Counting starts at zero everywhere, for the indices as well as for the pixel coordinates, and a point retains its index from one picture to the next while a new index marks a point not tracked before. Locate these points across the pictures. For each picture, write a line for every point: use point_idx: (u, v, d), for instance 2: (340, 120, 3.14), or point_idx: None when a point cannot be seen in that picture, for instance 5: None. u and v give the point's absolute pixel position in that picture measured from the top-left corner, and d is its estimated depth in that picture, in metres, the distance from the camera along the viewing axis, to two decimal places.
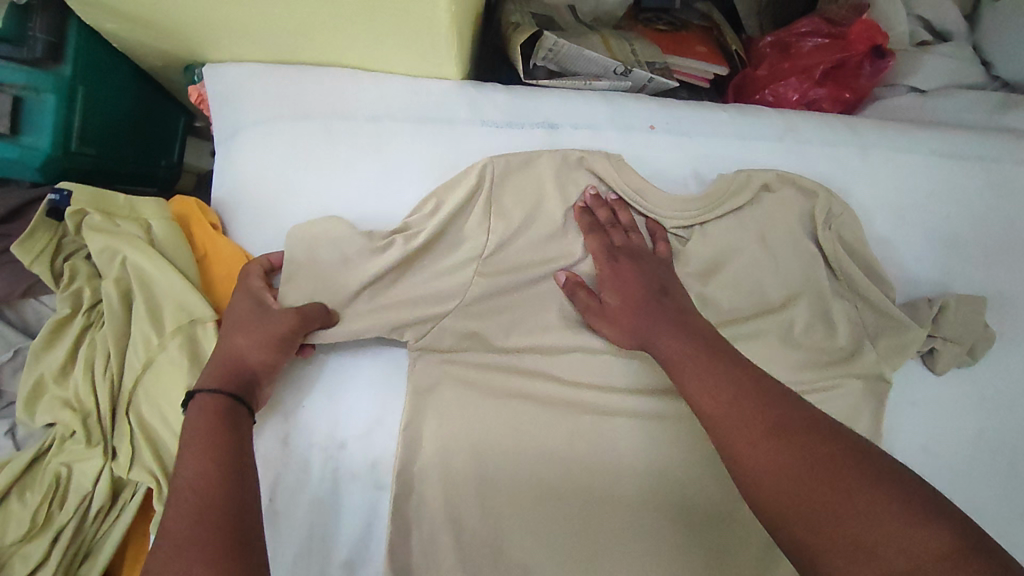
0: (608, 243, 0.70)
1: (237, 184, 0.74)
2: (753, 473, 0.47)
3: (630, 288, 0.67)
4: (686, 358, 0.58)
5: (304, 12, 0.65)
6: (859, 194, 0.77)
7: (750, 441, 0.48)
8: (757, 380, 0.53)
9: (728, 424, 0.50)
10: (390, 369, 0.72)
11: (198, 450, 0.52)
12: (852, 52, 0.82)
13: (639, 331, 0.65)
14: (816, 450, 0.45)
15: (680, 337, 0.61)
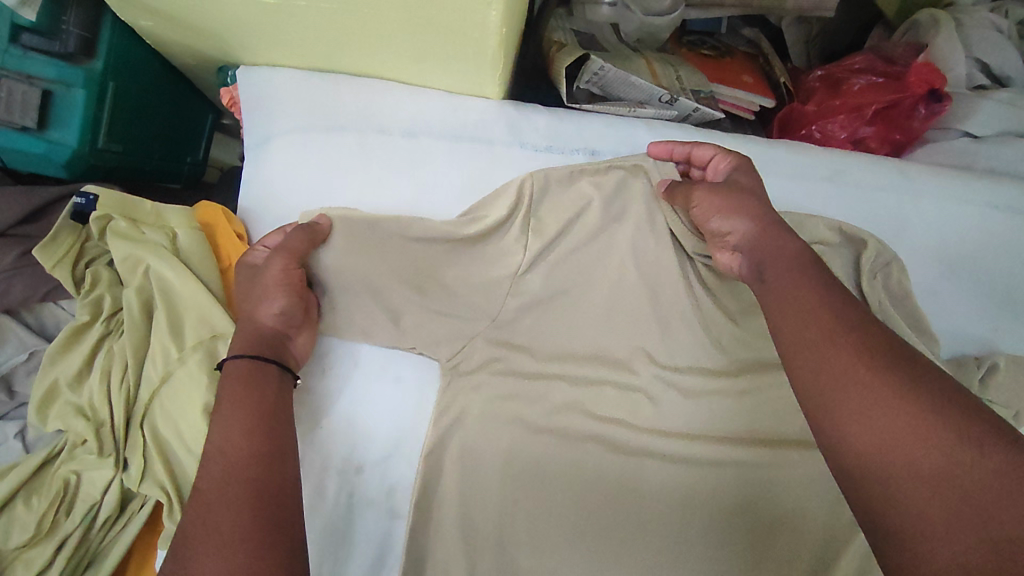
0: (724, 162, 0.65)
1: (264, 195, 0.72)
2: (859, 424, 0.40)
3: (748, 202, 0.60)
4: (781, 287, 0.50)
5: (347, 23, 0.63)
6: (908, 242, 0.74)
7: (861, 383, 0.41)
8: (869, 320, 0.45)
9: (833, 362, 0.43)
10: (414, 395, 0.70)
11: (235, 410, 0.53)
12: (910, 94, 0.80)
13: (757, 249, 0.55)
14: (928, 388, 0.39)
15: (774, 247, 0.54)
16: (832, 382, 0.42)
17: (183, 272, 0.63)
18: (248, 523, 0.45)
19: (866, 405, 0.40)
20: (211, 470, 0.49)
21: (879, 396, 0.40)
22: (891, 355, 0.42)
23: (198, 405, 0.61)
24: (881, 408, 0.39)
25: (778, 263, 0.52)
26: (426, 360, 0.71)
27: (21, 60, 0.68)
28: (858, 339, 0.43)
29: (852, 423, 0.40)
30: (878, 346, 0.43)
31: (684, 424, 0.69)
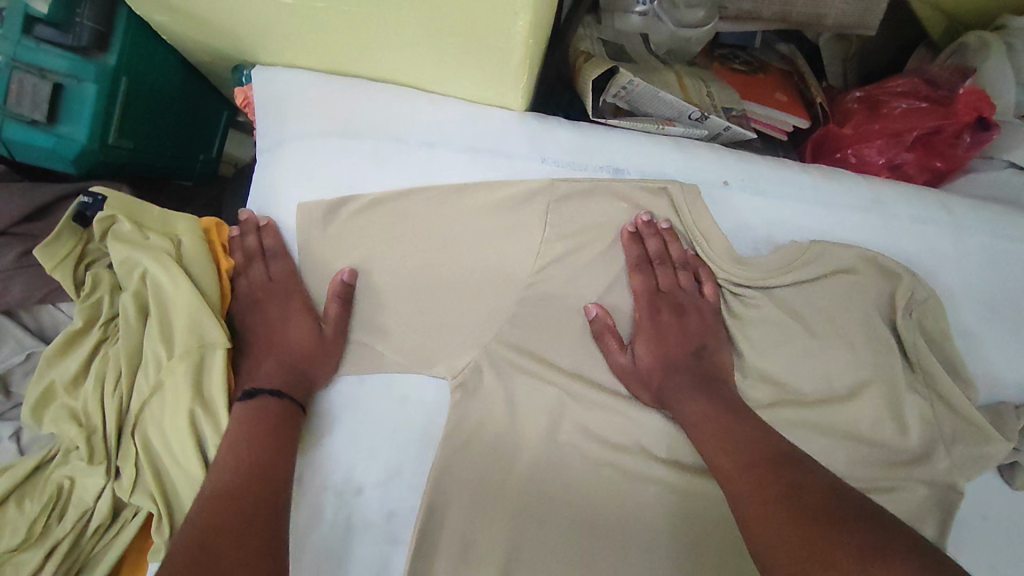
0: (654, 286, 0.69)
1: (275, 200, 0.70)
2: (760, 526, 0.50)
3: (660, 343, 0.67)
4: (719, 445, 0.59)
5: (367, 26, 0.60)
6: (948, 279, 0.70)
7: (757, 493, 0.52)
8: (782, 456, 0.55)
9: (740, 483, 0.54)
10: (424, 417, 0.68)
11: (252, 442, 0.58)
12: (955, 121, 0.76)
13: (682, 391, 0.65)
14: (816, 507, 0.48)
15: (705, 402, 0.63)
16: (748, 501, 0.52)
17: (177, 278, 0.60)
18: (220, 534, 0.50)
19: (764, 510, 0.50)
20: (214, 486, 0.55)
21: (772, 500, 0.50)
22: (798, 487, 0.50)
23: (185, 415, 0.59)
24: (771, 505, 0.50)
25: (712, 424, 0.61)
26: (438, 377, 0.68)
27: (33, 52, 0.66)
28: (757, 460, 0.55)
29: (758, 524, 0.50)
30: (771, 462, 0.54)
31: (698, 460, 0.67)
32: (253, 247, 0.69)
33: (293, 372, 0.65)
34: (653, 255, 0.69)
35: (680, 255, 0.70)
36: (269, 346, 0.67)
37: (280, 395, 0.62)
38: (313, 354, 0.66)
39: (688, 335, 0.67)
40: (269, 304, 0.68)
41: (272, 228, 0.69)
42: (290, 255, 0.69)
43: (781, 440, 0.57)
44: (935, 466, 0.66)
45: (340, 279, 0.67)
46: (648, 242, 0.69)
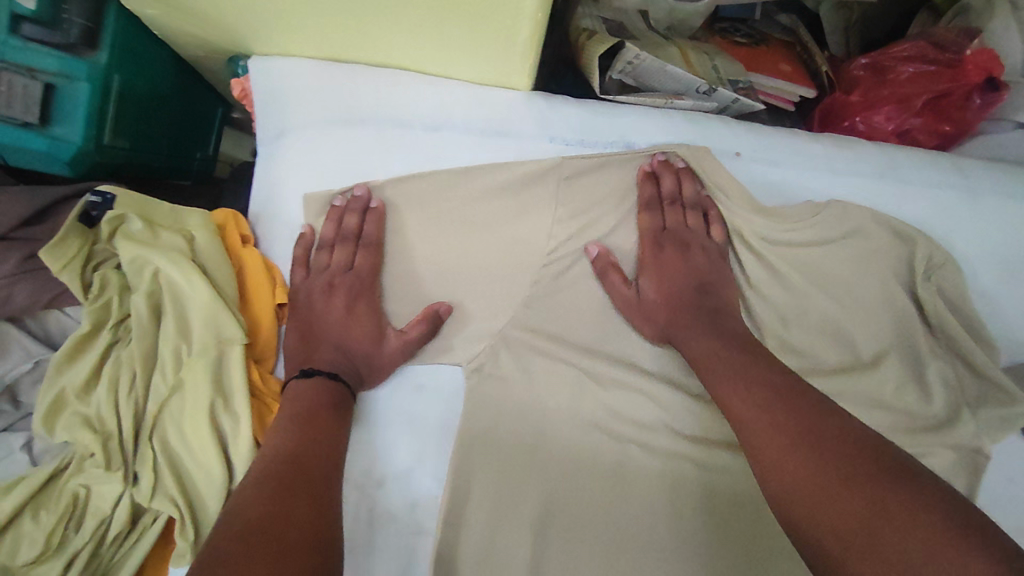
0: (660, 224, 0.67)
1: (278, 193, 0.68)
2: (792, 494, 0.47)
3: (666, 283, 0.66)
4: (725, 386, 0.57)
5: (371, 9, 0.58)
6: (965, 241, 0.69)
7: (787, 456, 0.49)
8: (798, 395, 0.53)
9: (766, 441, 0.51)
10: (442, 405, 0.67)
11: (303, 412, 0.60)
12: (966, 83, 0.75)
13: (686, 335, 0.63)
14: (834, 452, 0.47)
15: (713, 339, 0.61)
16: (760, 443, 0.51)
17: (194, 277, 0.58)
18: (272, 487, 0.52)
19: (799, 476, 0.47)
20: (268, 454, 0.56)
21: (809, 468, 0.47)
22: (814, 429, 0.49)
23: (204, 411, 0.57)
24: (809, 474, 0.47)
25: (722, 361, 0.59)
26: (453, 364, 0.67)
27: (21, 52, 0.64)
28: (786, 418, 0.51)
29: (808, 501, 0.46)
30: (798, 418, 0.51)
31: (722, 435, 0.66)
32: (350, 231, 0.67)
33: (347, 357, 0.65)
34: (665, 194, 0.67)
35: (692, 194, 0.68)
36: (333, 317, 0.66)
37: (337, 378, 0.63)
38: (369, 357, 0.65)
39: (693, 270, 0.66)
40: (341, 291, 0.66)
41: (341, 215, 0.67)
42: (354, 246, 0.67)
43: (798, 384, 0.54)
44: (959, 430, 0.65)
45: (434, 308, 0.66)
46: (654, 190, 0.68)
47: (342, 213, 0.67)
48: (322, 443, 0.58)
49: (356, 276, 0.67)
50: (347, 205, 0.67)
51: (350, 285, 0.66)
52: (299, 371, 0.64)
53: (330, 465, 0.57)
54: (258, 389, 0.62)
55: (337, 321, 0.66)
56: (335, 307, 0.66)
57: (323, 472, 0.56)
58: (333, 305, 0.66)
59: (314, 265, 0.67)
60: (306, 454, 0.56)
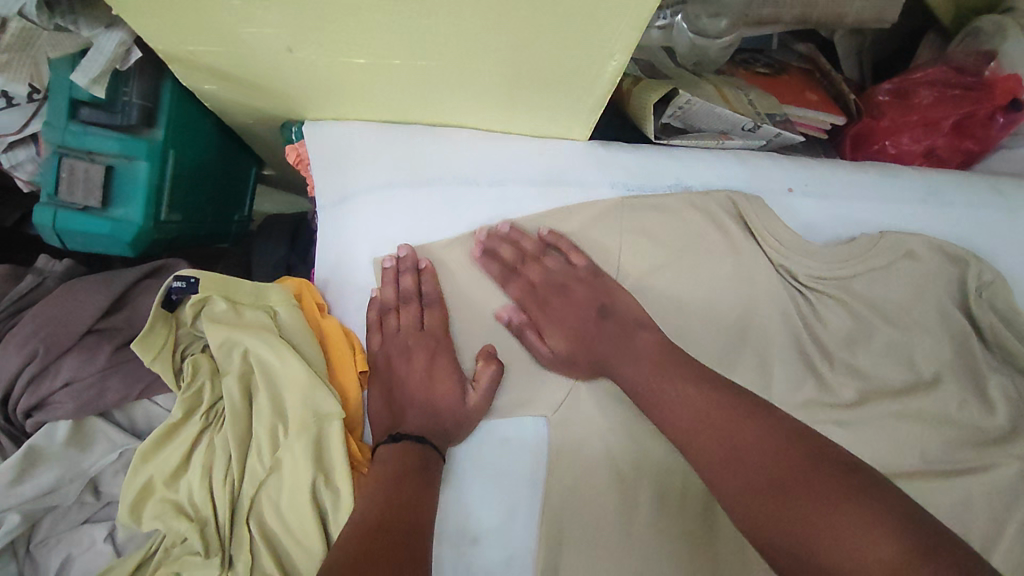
0: (529, 286, 0.66)
1: (345, 258, 0.68)
2: (733, 500, 0.51)
3: (567, 328, 0.65)
4: (643, 382, 0.60)
5: (444, 78, 0.60)
6: (1010, 259, 0.71)
7: (719, 472, 0.52)
8: (707, 377, 0.58)
9: (717, 461, 0.52)
10: (531, 456, 0.65)
11: (384, 474, 0.58)
12: (989, 104, 0.79)
13: (580, 351, 0.64)
14: (758, 440, 0.52)
15: (631, 361, 0.61)
16: (699, 455, 0.54)
17: (284, 353, 0.57)
18: (363, 552, 0.50)
19: (733, 485, 0.51)
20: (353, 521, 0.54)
21: (739, 449, 0.52)
22: (729, 416, 0.54)
23: (306, 488, 0.56)
24: (726, 457, 0.52)
25: (641, 361, 0.60)
26: (538, 417, 0.66)
27: (83, 136, 0.65)
28: (722, 425, 0.53)
29: (722, 483, 0.52)
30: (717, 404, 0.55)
31: None
32: (409, 292, 0.65)
33: (432, 419, 0.62)
34: (528, 253, 0.66)
35: (534, 245, 0.67)
36: (408, 381, 0.64)
37: (422, 442, 0.61)
38: (455, 413, 0.63)
39: (580, 307, 0.65)
40: (415, 350, 0.64)
41: (396, 276, 0.66)
42: (417, 306, 0.65)
43: (703, 371, 0.59)
44: None
45: (488, 347, 0.65)
46: (525, 332, 0.65)
47: (396, 274, 0.66)
48: (408, 505, 0.56)
49: (419, 333, 0.65)
50: (399, 265, 0.66)
51: (420, 346, 0.65)
52: (387, 438, 0.61)
53: (418, 527, 0.55)
54: (354, 459, 0.61)
55: (413, 384, 0.64)
56: (411, 369, 0.64)
57: (411, 535, 0.54)
58: (409, 364, 0.64)
59: (387, 328, 0.66)
60: (391, 517, 0.54)
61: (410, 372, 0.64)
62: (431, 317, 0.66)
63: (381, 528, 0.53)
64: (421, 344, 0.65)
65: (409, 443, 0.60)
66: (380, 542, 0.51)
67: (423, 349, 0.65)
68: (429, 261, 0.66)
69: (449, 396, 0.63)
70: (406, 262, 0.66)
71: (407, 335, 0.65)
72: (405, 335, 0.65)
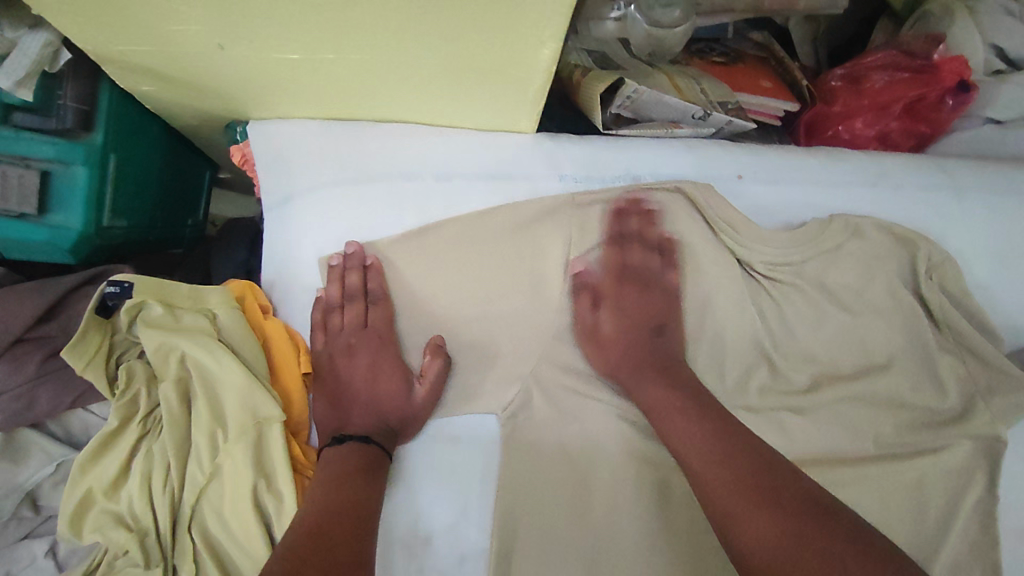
0: (363, 320, 0.64)
1: (291, 258, 0.67)
2: (760, 540, 0.49)
3: (631, 321, 0.66)
4: (658, 399, 0.62)
5: (382, 71, 0.59)
6: (959, 240, 0.72)
7: (752, 512, 0.50)
8: (723, 420, 0.58)
9: (729, 494, 0.52)
10: (479, 455, 0.65)
11: (329, 476, 0.57)
12: (939, 87, 0.79)
13: (624, 354, 0.65)
14: (786, 495, 0.51)
15: (670, 387, 0.62)
16: (714, 484, 0.54)
17: (224, 356, 0.56)
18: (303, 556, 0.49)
19: (764, 530, 0.49)
20: (297, 525, 0.53)
21: (771, 496, 0.51)
22: (745, 465, 0.54)
23: (247, 494, 0.55)
24: (752, 497, 0.51)
25: (672, 406, 0.60)
26: (485, 415, 0.66)
27: (14, 141, 0.62)
28: (742, 474, 0.53)
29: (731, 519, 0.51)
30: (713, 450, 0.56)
31: None
32: (354, 290, 0.65)
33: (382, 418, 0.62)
34: (629, 232, 0.68)
35: (658, 237, 0.68)
36: (352, 382, 0.63)
37: (368, 441, 0.60)
38: (401, 412, 0.63)
39: (649, 311, 0.67)
40: (359, 350, 0.64)
41: (341, 274, 0.65)
42: (363, 304, 0.65)
43: (740, 428, 0.58)
44: (977, 420, 0.66)
45: (434, 341, 0.65)
46: (581, 295, 0.67)
47: (341, 272, 0.65)
48: (353, 506, 0.55)
49: (363, 331, 0.64)
50: (345, 263, 0.65)
51: (365, 345, 0.64)
52: (331, 439, 0.60)
53: (364, 527, 0.54)
54: (297, 463, 0.60)
55: (357, 385, 0.63)
56: (354, 370, 0.63)
57: (356, 536, 0.53)
58: (353, 366, 0.64)
59: (331, 328, 0.65)
60: (335, 520, 0.53)
61: (357, 373, 0.63)
62: (377, 314, 0.65)
63: (325, 530, 0.52)
64: (365, 344, 0.64)
65: (358, 444, 0.59)
66: (321, 545, 0.50)
67: (367, 349, 0.64)
68: (374, 255, 0.66)
69: (394, 395, 0.63)
70: (352, 254, 0.65)
71: (353, 335, 0.64)
72: (349, 335, 0.64)
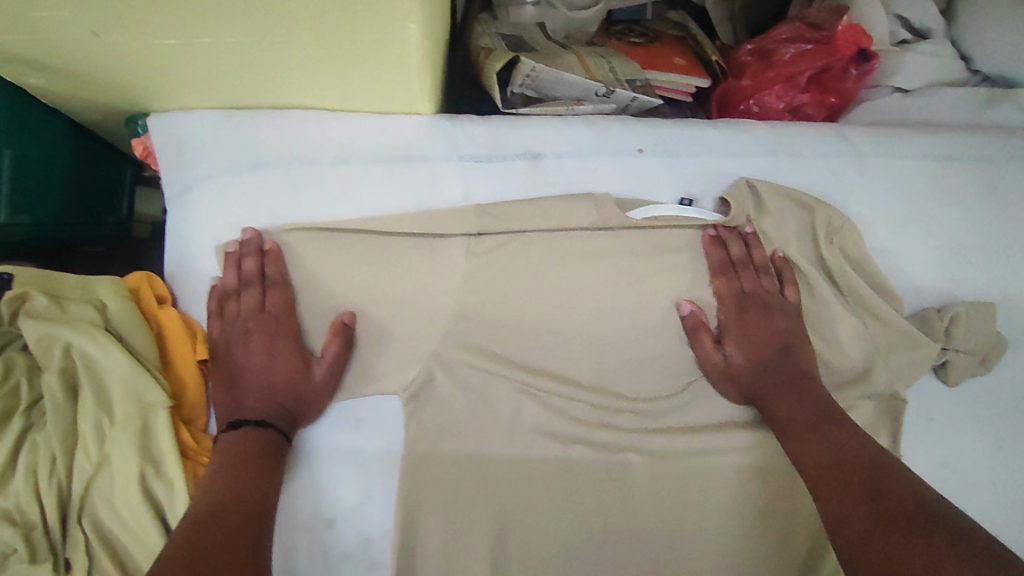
0: (259, 304, 0.64)
1: (195, 247, 0.68)
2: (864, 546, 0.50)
3: (758, 344, 0.66)
4: (791, 414, 0.63)
5: (259, 53, 0.59)
6: (859, 206, 0.73)
7: (857, 515, 0.52)
8: (852, 430, 0.60)
9: (841, 497, 0.54)
10: (382, 437, 0.65)
11: (226, 463, 0.56)
12: (839, 57, 0.80)
13: (758, 371, 0.66)
14: (881, 492, 0.53)
15: (797, 403, 0.64)
16: (830, 494, 0.55)
17: (106, 343, 0.56)
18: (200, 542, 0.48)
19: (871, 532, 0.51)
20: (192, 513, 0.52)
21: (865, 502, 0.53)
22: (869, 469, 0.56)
23: (133, 481, 0.54)
24: (863, 501, 0.53)
25: (804, 409, 0.63)
26: (387, 395, 0.66)
27: None
28: (869, 475, 0.55)
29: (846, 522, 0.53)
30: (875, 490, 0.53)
31: (659, 421, 0.68)
32: (251, 275, 0.64)
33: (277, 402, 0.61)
34: (737, 259, 0.68)
35: (763, 259, 0.69)
36: (247, 369, 0.63)
37: (264, 427, 0.60)
38: (298, 395, 0.62)
39: (779, 333, 0.66)
40: (256, 335, 0.63)
41: (238, 261, 0.65)
42: (260, 289, 0.64)
43: (863, 439, 0.59)
44: (876, 379, 0.68)
45: (340, 320, 0.64)
46: (700, 332, 0.67)
47: (238, 258, 0.65)
48: (251, 491, 0.55)
49: (259, 316, 0.63)
50: (241, 250, 0.65)
51: (260, 329, 0.63)
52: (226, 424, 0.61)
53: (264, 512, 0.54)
54: (189, 450, 0.59)
55: (252, 370, 0.63)
56: (250, 355, 0.63)
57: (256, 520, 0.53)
58: (248, 351, 0.63)
59: (227, 314, 0.64)
60: (233, 505, 0.53)
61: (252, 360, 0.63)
62: (275, 298, 0.64)
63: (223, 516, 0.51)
64: (262, 328, 0.63)
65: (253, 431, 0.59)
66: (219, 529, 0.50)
67: (262, 334, 0.63)
68: (272, 240, 0.66)
69: (289, 378, 0.62)
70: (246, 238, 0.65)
71: (249, 319, 0.63)
72: (245, 319, 0.63)
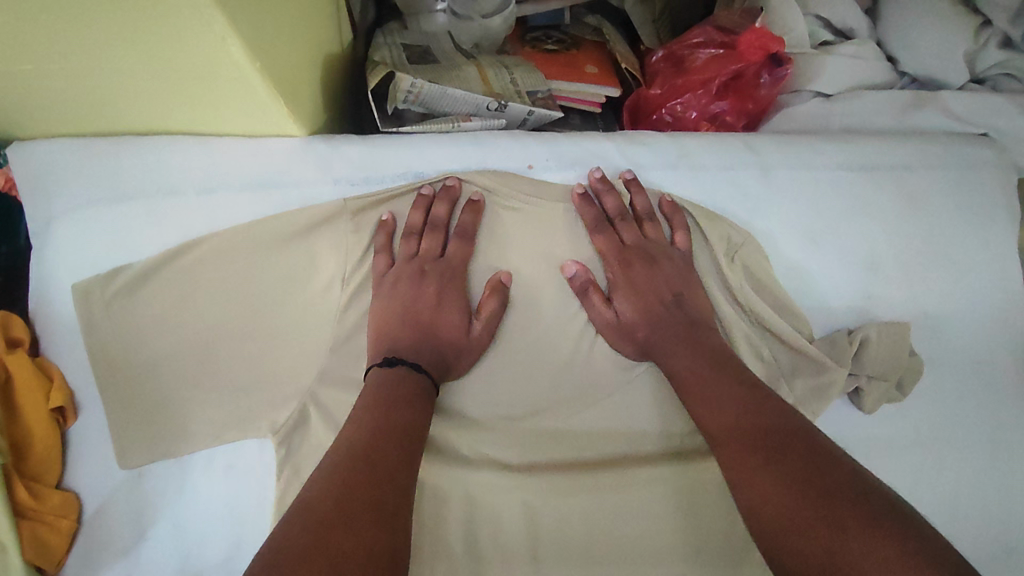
0: (426, 251, 0.66)
1: (52, 285, 0.64)
2: (761, 499, 0.50)
3: (645, 298, 0.65)
4: (686, 370, 0.62)
5: (91, 82, 0.54)
6: (766, 222, 0.69)
7: (752, 467, 0.52)
8: (748, 379, 0.59)
9: (737, 449, 0.54)
10: (251, 486, 0.62)
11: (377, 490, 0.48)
12: (746, 62, 0.76)
13: (652, 325, 0.65)
14: (777, 439, 0.53)
15: (692, 356, 0.62)
16: (729, 448, 0.55)
17: None
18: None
19: (763, 482, 0.50)
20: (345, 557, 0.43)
21: (759, 452, 0.52)
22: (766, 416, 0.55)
23: None
24: (758, 450, 0.53)
25: (697, 359, 0.62)
26: (258, 438, 0.63)
27: None
28: (762, 422, 0.54)
29: (742, 474, 0.52)
30: (767, 436, 0.53)
31: (549, 455, 0.65)
32: (449, 224, 0.66)
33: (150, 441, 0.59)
34: (611, 212, 0.67)
35: (646, 206, 0.68)
36: (397, 309, 0.64)
37: (408, 368, 0.60)
38: (440, 337, 0.64)
39: (665, 283, 0.66)
40: (430, 278, 0.65)
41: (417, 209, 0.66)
42: (438, 236, 0.66)
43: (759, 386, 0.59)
44: None
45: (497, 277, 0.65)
46: (590, 291, 0.65)
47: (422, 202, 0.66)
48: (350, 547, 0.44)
49: (426, 261, 0.65)
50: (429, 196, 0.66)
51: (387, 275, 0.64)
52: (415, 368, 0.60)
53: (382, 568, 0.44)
54: (27, 508, 0.57)
55: (403, 306, 0.64)
56: (431, 295, 0.65)
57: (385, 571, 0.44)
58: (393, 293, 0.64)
59: (419, 261, 0.65)
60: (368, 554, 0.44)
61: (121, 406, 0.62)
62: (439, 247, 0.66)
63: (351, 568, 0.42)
64: (453, 271, 0.65)
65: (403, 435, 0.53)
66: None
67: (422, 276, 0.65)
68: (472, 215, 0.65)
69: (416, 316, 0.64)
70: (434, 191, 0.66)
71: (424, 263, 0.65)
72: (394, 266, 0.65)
